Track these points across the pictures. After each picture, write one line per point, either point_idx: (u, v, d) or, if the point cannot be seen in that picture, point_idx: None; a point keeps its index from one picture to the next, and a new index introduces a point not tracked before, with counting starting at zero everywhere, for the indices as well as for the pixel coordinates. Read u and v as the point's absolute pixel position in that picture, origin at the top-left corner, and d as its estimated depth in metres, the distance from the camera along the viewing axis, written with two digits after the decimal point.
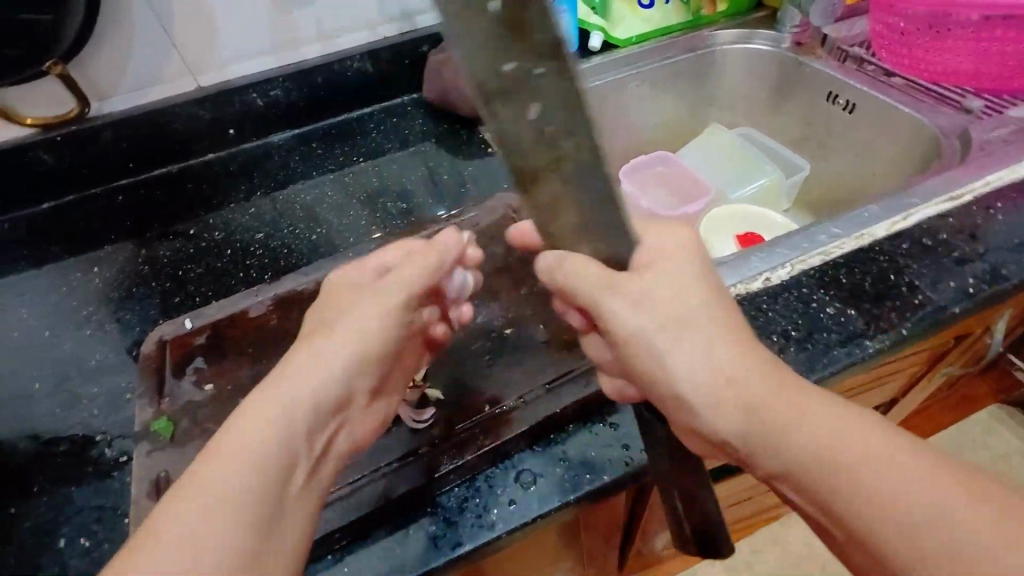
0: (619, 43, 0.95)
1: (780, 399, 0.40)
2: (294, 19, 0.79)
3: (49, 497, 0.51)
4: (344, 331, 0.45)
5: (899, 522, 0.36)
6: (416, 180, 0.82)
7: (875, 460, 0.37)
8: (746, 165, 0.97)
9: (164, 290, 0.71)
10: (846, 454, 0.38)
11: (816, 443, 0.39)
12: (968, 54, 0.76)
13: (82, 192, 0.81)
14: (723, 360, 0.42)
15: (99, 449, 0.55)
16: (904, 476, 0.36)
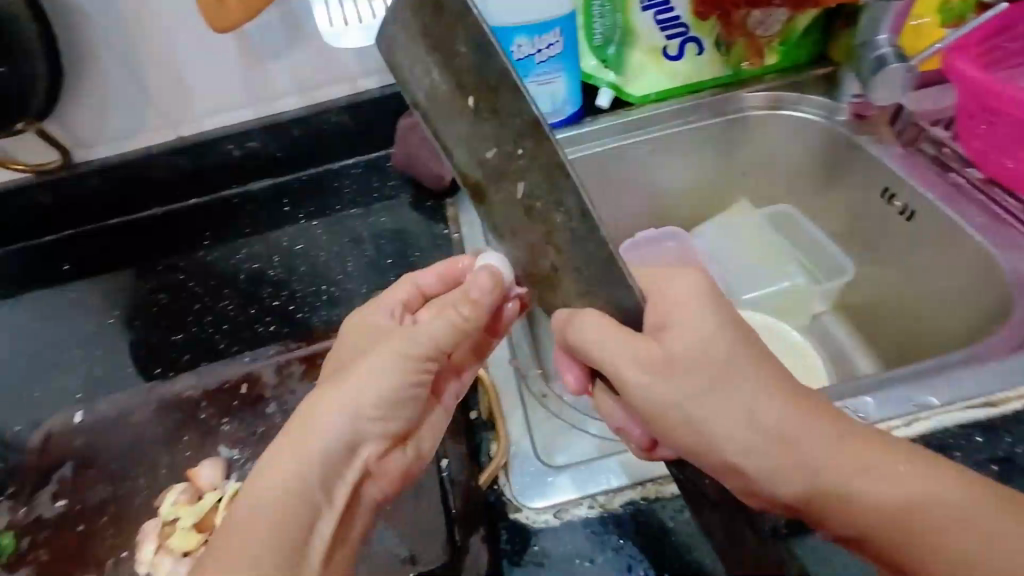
0: (634, 101, 0.82)
1: (766, 405, 0.38)
2: (267, 73, 0.76)
3: None
4: (330, 407, 0.43)
5: (887, 522, 0.36)
6: (368, 256, 0.73)
7: (878, 466, 0.37)
8: (772, 262, 0.81)
9: (102, 352, 0.69)
10: (870, 458, 0.37)
11: (838, 464, 0.37)
12: None
13: (59, 233, 0.82)
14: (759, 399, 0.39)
15: None
16: (886, 485, 0.36)
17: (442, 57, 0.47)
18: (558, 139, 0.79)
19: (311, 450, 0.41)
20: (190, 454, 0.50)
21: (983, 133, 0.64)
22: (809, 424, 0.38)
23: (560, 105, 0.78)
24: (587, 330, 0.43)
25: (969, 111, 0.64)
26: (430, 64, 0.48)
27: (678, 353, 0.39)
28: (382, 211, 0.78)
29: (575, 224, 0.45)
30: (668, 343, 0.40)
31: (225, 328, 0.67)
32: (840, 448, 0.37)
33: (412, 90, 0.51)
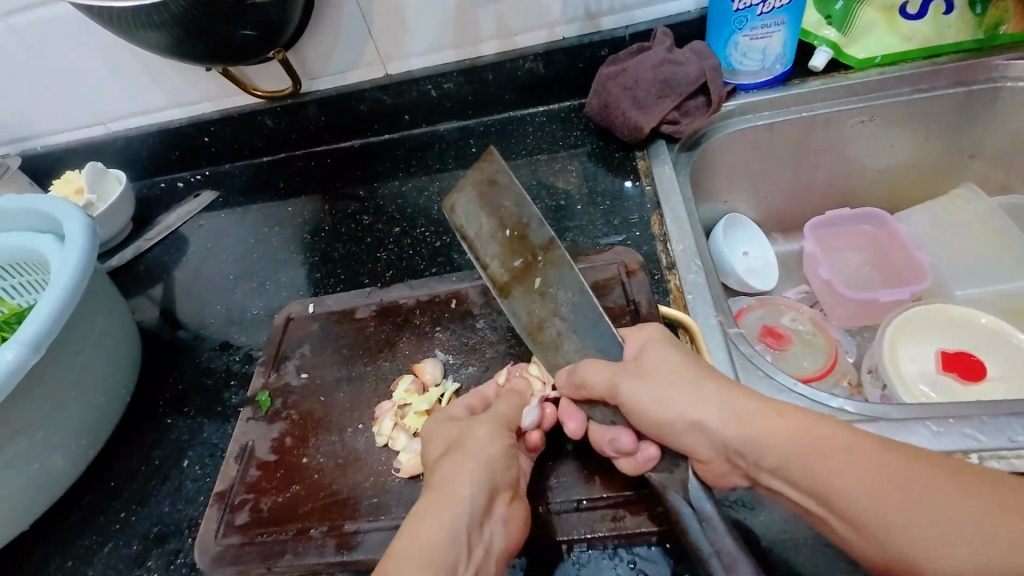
0: (854, 64, 0.74)
1: (750, 417, 0.40)
2: (477, 16, 0.78)
3: (188, 419, 0.62)
4: (449, 482, 0.41)
5: (810, 471, 0.37)
6: (553, 201, 0.75)
7: (864, 473, 0.36)
8: (999, 255, 0.72)
9: (313, 261, 0.76)
10: (818, 447, 0.38)
11: (791, 447, 0.38)
12: None
13: (276, 156, 0.93)
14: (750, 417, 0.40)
15: (232, 364, 0.66)
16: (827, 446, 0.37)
17: (489, 209, 0.53)
18: (763, 99, 0.75)
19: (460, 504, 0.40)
20: (409, 352, 0.56)
21: None
22: (788, 428, 0.39)
23: (770, 63, 0.73)
24: (584, 373, 0.47)
25: None
26: (505, 198, 0.52)
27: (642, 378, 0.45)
28: (566, 160, 0.80)
29: (568, 316, 0.51)
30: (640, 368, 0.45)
31: (422, 252, 0.71)
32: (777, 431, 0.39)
33: (519, 215, 0.51)
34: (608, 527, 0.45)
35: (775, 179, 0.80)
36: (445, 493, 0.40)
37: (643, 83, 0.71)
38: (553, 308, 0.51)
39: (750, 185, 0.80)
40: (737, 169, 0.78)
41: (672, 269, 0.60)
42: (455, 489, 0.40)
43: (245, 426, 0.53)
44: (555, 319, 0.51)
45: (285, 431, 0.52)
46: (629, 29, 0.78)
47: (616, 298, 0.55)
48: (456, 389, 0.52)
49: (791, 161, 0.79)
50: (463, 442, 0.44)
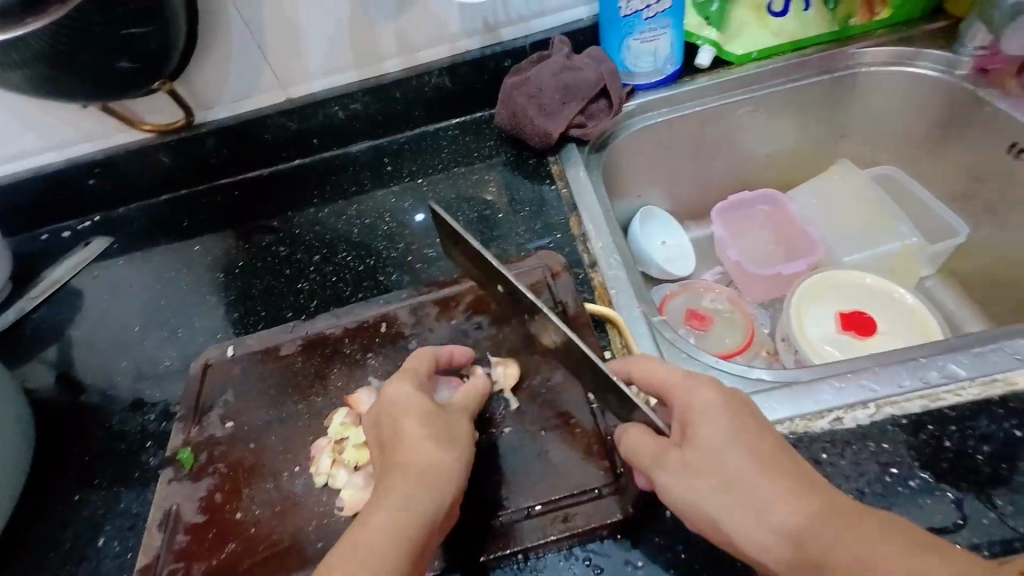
0: (734, 59, 0.80)
1: (703, 429, 0.40)
2: (376, 34, 0.77)
3: (100, 491, 0.56)
4: (412, 476, 0.40)
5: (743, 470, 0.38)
6: (477, 211, 0.75)
7: (794, 491, 0.37)
8: (876, 222, 0.79)
9: (229, 301, 0.72)
10: (753, 451, 0.38)
11: (731, 450, 0.38)
12: None
13: (179, 194, 0.87)
14: (704, 424, 0.40)
15: (148, 426, 0.60)
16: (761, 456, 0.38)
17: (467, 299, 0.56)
18: (658, 99, 0.79)
19: (420, 506, 0.39)
20: (342, 384, 0.54)
21: None
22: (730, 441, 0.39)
23: (661, 64, 0.78)
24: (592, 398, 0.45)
25: None
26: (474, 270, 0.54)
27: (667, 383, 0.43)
28: (484, 171, 0.80)
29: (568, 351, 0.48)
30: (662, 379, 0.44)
31: (345, 277, 0.69)
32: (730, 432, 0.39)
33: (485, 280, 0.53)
34: (561, 527, 0.44)
35: (679, 172, 0.86)
36: (404, 506, 0.39)
37: (547, 91, 0.73)
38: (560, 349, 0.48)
39: (658, 178, 0.85)
40: (644, 165, 0.83)
41: (594, 266, 0.62)
42: (415, 490, 0.40)
43: (165, 489, 0.49)
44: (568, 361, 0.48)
45: (213, 487, 0.49)
46: (527, 39, 0.80)
47: (544, 302, 0.55)
48: None
49: (690, 155, 0.84)
50: (419, 440, 0.42)
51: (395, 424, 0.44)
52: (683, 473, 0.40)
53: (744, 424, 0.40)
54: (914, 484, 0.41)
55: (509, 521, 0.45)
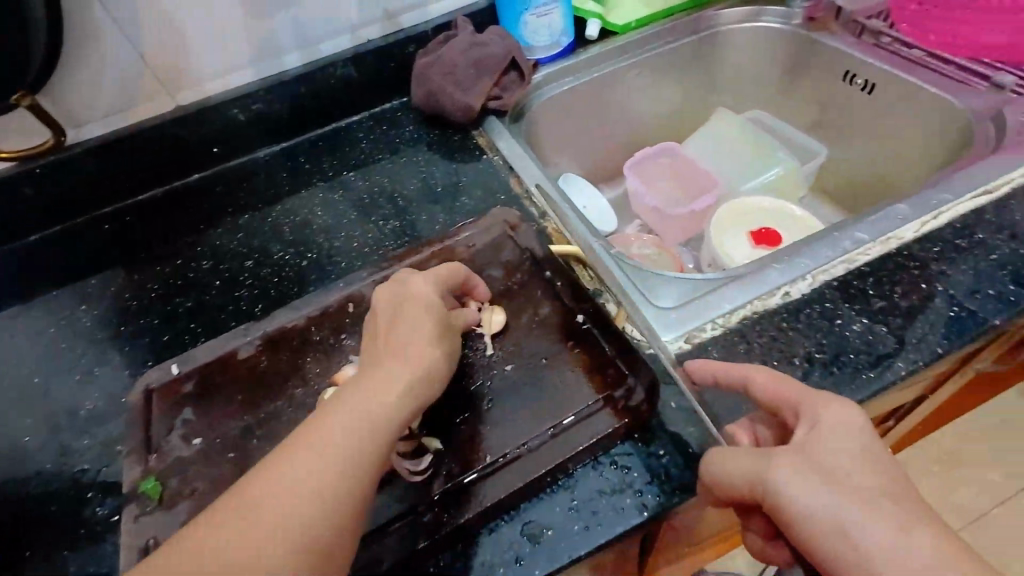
0: (617, 29, 0.87)
1: (836, 442, 0.37)
2: (271, 28, 0.74)
3: (39, 563, 0.47)
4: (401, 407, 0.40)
5: (857, 511, 0.34)
6: (412, 190, 0.74)
7: (907, 541, 0.33)
8: (758, 155, 0.91)
9: (152, 327, 0.63)
10: (873, 496, 0.35)
11: (854, 492, 0.35)
12: (1006, 32, 0.76)
13: (54, 229, 0.75)
14: (838, 441, 0.37)
15: (84, 478, 0.51)
16: (886, 494, 0.35)
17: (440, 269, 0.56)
18: (560, 70, 0.85)
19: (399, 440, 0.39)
20: (320, 370, 0.50)
21: (928, 25, 0.80)
22: (860, 480, 0.35)
23: (557, 37, 0.84)
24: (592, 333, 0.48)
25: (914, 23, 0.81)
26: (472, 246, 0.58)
27: (799, 408, 0.39)
28: (409, 154, 0.79)
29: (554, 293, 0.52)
30: (800, 406, 0.39)
31: (288, 277, 0.65)
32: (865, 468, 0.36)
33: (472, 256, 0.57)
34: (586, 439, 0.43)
35: (590, 136, 0.92)
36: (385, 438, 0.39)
37: (460, 67, 0.75)
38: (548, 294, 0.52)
39: (571, 144, 0.91)
40: (558, 132, 0.88)
41: (544, 216, 0.64)
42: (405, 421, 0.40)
43: (134, 527, 0.43)
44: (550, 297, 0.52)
45: (196, 508, 0.43)
46: (428, 23, 0.81)
47: (511, 251, 0.56)
48: None
49: (596, 119, 0.91)
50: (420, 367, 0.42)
51: (390, 338, 0.43)
52: (787, 504, 0.36)
53: (867, 448, 0.37)
54: (857, 327, 0.47)
55: (529, 450, 0.43)
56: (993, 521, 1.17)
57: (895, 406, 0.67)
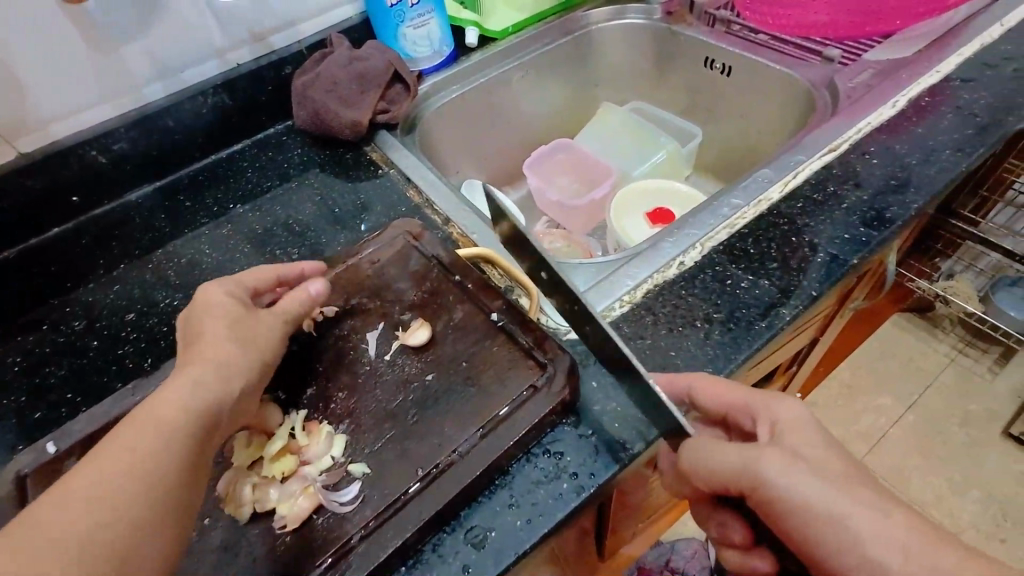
0: (496, 35, 0.90)
1: (805, 433, 0.38)
2: (122, 60, 0.68)
3: None
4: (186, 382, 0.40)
5: (835, 494, 0.35)
6: (307, 214, 0.71)
7: (888, 521, 0.34)
8: (643, 141, 0.97)
9: (19, 405, 0.55)
10: (850, 481, 0.36)
11: (831, 475, 0.36)
12: (828, 14, 0.87)
13: None
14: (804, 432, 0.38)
15: None
16: (858, 479, 0.36)
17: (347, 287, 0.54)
18: (445, 78, 0.85)
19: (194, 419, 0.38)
20: None
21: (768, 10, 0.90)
22: (833, 464, 0.36)
23: (438, 46, 0.84)
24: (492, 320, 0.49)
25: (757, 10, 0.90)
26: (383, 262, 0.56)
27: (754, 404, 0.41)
28: (300, 177, 0.76)
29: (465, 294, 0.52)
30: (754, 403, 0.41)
31: (180, 322, 0.60)
32: (835, 455, 0.37)
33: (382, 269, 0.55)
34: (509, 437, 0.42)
35: (485, 141, 0.93)
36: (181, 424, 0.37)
37: (342, 82, 0.74)
38: (459, 296, 0.52)
39: (468, 151, 0.92)
40: (453, 140, 0.89)
41: (448, 222, 0.64)
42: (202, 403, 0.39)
43: None
44: (462, 299, 0.51)
45: None
46: (301, 43, 0.79)
47: (417, 261, 0.55)
48: (304, 413, 0.45)
49: (488, 124, 0.92)
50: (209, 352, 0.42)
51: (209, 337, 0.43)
52: (773, 490, 0.36)
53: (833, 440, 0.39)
54: (746, 284, 0.52)
55: (454, 459, 0.42)
56: (892, 438, 1.32)
57: (792, 352, 0.74)
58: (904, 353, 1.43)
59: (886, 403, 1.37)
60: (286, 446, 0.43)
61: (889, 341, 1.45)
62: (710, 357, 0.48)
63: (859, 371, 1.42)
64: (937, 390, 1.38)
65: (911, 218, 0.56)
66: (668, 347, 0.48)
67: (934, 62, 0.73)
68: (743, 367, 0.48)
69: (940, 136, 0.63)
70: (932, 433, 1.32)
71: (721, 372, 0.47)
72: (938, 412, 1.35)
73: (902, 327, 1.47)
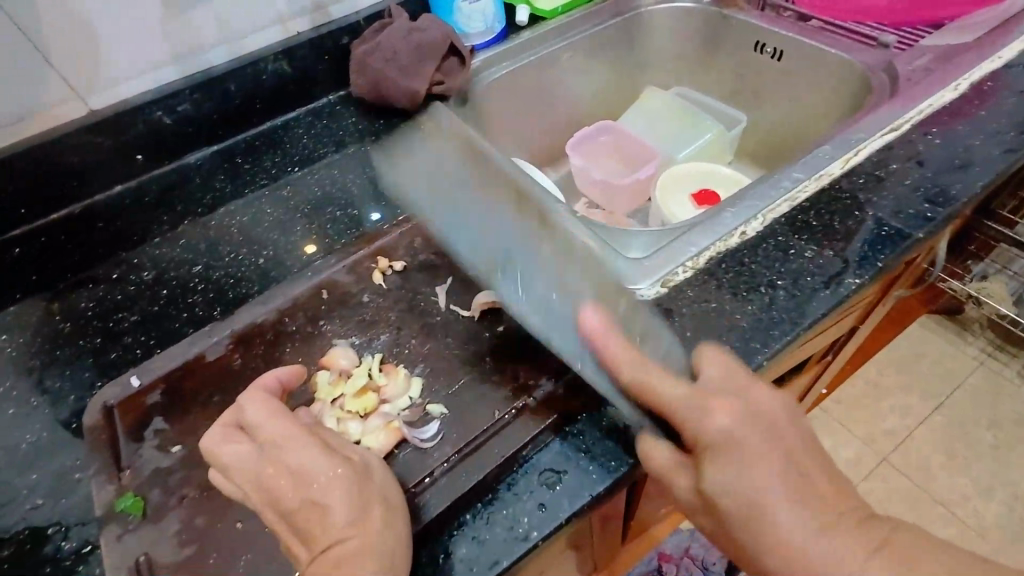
0: (545, 15, 0.91)
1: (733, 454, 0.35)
2: (191, 23, 0.69)
3: None
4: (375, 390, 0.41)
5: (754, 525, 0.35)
6: (364, 180, 0.73)
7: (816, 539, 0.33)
8: (688, 125, 0.97)
9: (94, 347, 0.58)
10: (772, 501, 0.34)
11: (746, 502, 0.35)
12: None
13: None
14: (735, 457, 0.35)
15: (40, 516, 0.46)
16: (783, 496, 0.34)
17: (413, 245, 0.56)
18: (498, 54, 0.86)
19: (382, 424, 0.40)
20: (303, 359, 0.49)
21: None
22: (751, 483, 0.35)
23: (490, 23, 0.85)
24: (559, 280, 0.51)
25: None
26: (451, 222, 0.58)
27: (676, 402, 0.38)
28: (356, 145, 0.78)
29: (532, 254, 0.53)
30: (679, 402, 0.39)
31: (246, 276, 0.62)
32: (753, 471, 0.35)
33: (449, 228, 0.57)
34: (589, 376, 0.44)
35: (531, 120, 0.94)
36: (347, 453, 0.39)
37: (401, 52, 0.75)
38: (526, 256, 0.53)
39: (514, 128, 0.93)
40: (500, 117, 0.90)
41: None
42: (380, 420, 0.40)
43: (118, 547, 0.40)
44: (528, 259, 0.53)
45: (189, 514, 0.41)
46: (359, 14, 0.80)
47: None
48: (381, 357, 0.49)
49: (534, 102, 0.93)
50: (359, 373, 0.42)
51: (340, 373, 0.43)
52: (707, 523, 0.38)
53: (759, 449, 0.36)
54: (808, 253, 0.52)
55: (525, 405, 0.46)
56: (918, 437, 1.32)
57: (836, 337, 0.74)
58: (932, 354, 1.42)
59: (912, 402, 1.36)
60: (366, 385, 0.47)
61: (917, 340, 1.44)
62: (775, 322, 0.48)
63: (886, 369, 1.41)
64: (965, 392, 1.37)
65: (974, 198, 0.56)
66: (735, 312, 0.49)
67: (996, 49, 0.72)
68: (807, 333, 0.48)
69: (1003, 120, 0.63)
70: (958, 434, 1.32)
71: (786, 335, 0.47)
72: (966, 413, 1.34)
73: (931, 328, 1.46)
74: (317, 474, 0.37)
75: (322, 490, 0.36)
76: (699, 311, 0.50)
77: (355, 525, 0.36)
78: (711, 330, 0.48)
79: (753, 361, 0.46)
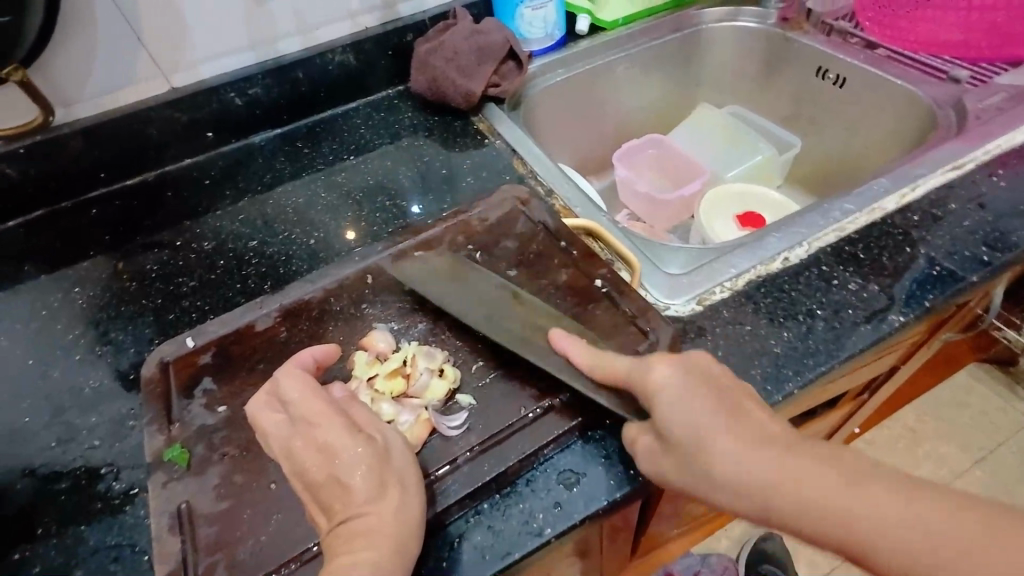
0: (606, 25, 0.91)
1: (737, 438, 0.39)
2: (269, 13, 0.73)
3: (58, 539, 0.46)
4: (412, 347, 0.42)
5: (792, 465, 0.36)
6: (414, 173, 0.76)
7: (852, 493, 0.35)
8: (739, 145, 0.96)
9: (155, 307, 0.62)
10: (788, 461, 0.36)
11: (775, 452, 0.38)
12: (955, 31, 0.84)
13: (51, 208, 0.73)
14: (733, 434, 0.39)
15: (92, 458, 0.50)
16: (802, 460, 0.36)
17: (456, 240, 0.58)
18: (555, 61, 0.88)
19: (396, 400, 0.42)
20: (344, 338, 0.51)
21: (890, 22, 0.88)
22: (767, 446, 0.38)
23: (550, 30, 0.87)
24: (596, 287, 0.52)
25: (877, 22, 0.88)
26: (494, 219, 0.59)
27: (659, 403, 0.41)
28: (410, 138, 0.80)
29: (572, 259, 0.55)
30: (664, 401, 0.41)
31: (297, 254, 0.66)
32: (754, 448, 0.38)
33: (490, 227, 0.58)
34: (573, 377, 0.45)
35: (581, 128, 0.95)
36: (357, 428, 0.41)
37: (462, 53, 0.78)
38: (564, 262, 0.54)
39: (564, 135, 0.94)
40: (551, 121, 0.91)
41: (551, 194, 0.67)
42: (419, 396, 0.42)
43: (164, 493, 0.43)
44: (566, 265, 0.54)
45: (228, 471, 0.44)
46: (425, 14, 0.83)
47: (525, 225, 0.58)
48: (418, 344, 0.50)
49: (586, 110, 0.94)
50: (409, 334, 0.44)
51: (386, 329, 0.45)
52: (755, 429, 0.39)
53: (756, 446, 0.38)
54: (853, 286, 0.52)
55: (547, 409, 0.46)
56: None
57: (874, 375, 0.72)
58: (978, 405, 1.35)
59: (950, 453, 1.30)
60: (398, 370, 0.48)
61: (964, 389, 1.37)
62: (811, 351, 0.48)
63: (925, 416, 1.35)
64: (1010, 449, 1.30)
65: None
66: (771, 340, 0.49)
67: None
68: (842, 367, 0.48)
69: None
70: (999, 493, 1.25)
71: (820, 366, 0.47)
72: (1009, 472, 1.27)
73: (980, 378, 1.39)
74: (347, 447, 0.39)
75: (353, 463, 0.39)
76: (732, 333, 0.50)
77: (373, 503, 0.38)
78: (744, 355, 0.48)
79: (784, 389, 0.46)
